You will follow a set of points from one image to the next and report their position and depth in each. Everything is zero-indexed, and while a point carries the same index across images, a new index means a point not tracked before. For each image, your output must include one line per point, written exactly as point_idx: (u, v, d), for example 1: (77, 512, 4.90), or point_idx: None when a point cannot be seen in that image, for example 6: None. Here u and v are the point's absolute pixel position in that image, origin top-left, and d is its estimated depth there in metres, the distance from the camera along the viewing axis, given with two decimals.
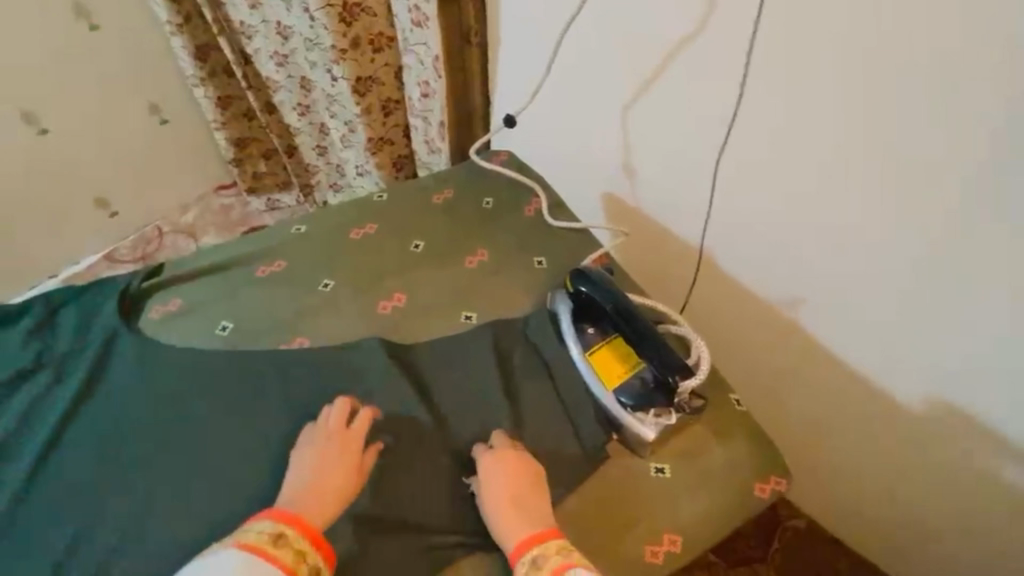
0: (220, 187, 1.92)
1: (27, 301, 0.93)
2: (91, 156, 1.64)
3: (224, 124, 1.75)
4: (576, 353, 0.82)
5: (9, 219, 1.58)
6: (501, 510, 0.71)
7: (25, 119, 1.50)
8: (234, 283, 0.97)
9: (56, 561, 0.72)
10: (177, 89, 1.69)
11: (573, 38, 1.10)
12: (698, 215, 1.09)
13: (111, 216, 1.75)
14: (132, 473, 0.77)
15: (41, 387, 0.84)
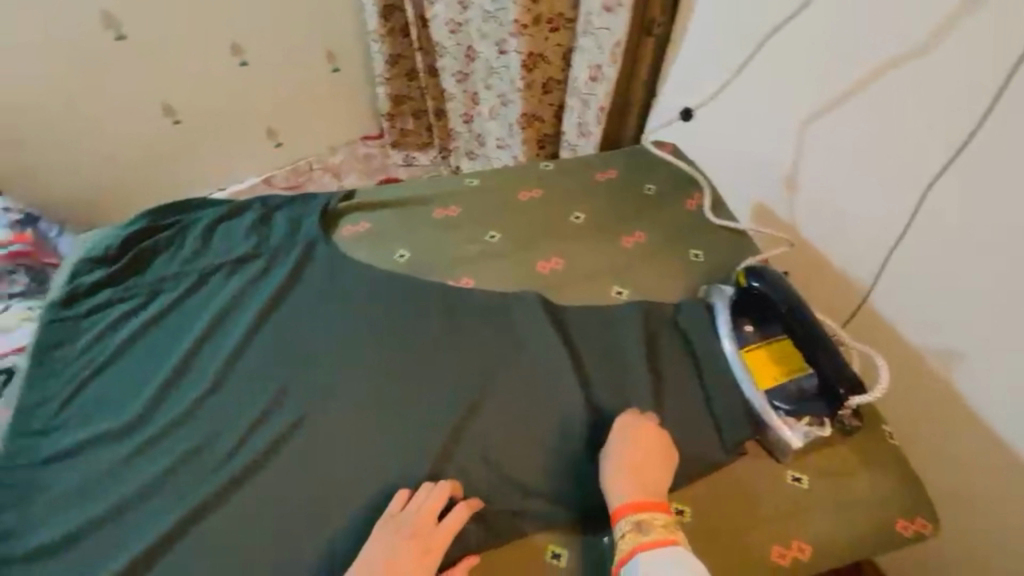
0: (367, 137, 2.27)
1: (247, 203, 1.10)
2: (277, 90, 2.04)
3: (389, 80, 2.13)
4: (730, 349, 0.84)
5: (210, 132, 1.99)
6: (625, 472, 0.74)
7: (233, 49, 1.90)
8: (416, 219, 1.09)
9: (257, 416, 0.82)
10: (355, 50, 2.10)
11: (769, 47, 1.10)
12: (872, 244, 1.03)
13: (277, 146, 2.13)
14: (321, 360, 0.88)
15: (256, 274, 0.99)
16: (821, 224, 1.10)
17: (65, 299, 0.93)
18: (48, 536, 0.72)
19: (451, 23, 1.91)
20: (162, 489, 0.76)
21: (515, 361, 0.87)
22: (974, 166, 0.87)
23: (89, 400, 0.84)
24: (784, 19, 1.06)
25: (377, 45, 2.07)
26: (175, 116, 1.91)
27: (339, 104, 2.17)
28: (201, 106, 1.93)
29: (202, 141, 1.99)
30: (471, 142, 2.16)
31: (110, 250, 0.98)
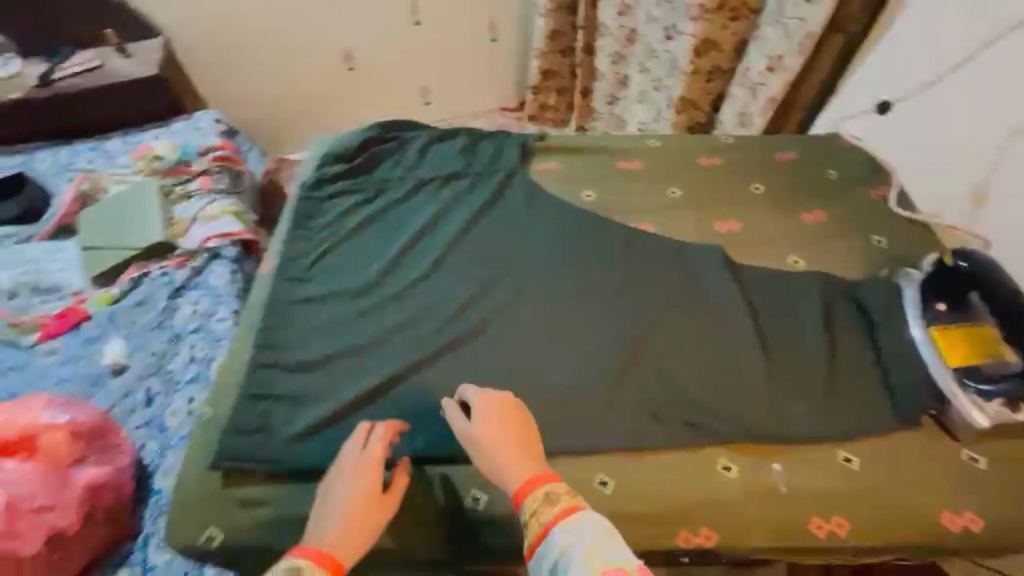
0: (503, 109, 2.58)
1: (453, 131, 1.25)
2: (441, 51, 2.37)
3: (544, 54, 2.31)
4: (919, 325, 0.85)
5: (385, 81, 2.39)
6: (505, 448, 0.70)
7: (411, 10, 2.24)
8: (604, 166, 1.19)
9: (462, 301, 0.95)
10: (515, 26, 2.38)
11: (1002, 44, 1.06)
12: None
13: (425, 105, 2.48)
14: (514, 269, 1.00)
15: (465, 187, 1.13)
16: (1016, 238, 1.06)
17: (314, 182, 1.12)
18: (300, 358, 0.88)
19: (619, 5, 2.03)
20: (390, 341, 0.91)
21: (696, 301, 0.94)
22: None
23: (332, 262, 1.02)
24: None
25: (543, 20, 2.24)
26: (352, 64, 2.31)
27: (488, 69, 2.46)
28: (376, 59, 2.32)
29: (364, 90, 2.39)
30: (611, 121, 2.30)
31: (350, 149, 1.18)
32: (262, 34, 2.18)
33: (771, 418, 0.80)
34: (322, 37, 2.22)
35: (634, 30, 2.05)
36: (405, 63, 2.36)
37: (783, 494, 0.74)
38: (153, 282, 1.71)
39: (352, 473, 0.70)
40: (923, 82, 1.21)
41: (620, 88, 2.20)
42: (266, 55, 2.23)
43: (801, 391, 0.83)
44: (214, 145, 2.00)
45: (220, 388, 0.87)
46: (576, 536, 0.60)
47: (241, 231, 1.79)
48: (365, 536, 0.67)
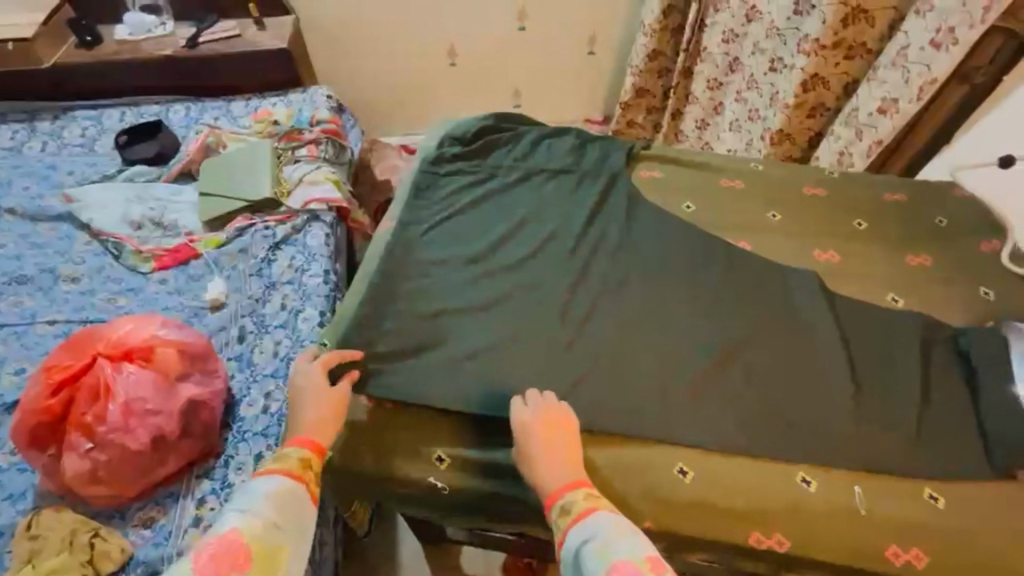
0: (589, 120, 2.64)
1: (564, 129, 1.32)
2: (541, 57, 2.46)
3: (641, 72, 2.36)
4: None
5: (483, 79, 2.50)
6: (546, 460, 0.79)
7: (520, 15, 2.34)
8: (705, 182, 1.22)
9: (560, 287, 1.01)
10: (616, 43, 2.44)
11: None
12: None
13: (515, 105, 2.59)
14: (611, 264, 1.04)
15: (571, 182, 1.19)
16: None
17: (434, 159, 1.21)
18: (410, 312, 0.97)
19: (727, 32, 2.05)
20: (490, 309, 0.98)
21: (787, 320, 0.95)
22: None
23: (446, 232, 1.10)
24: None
25: (646, 38, 2.28)
26: (454, 59, 2.43)
27: (585, 81, 2.54)
28: (481, 57, 2.44)
29: (460, 87, 2.51)
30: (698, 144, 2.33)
31: (468, 133, 1.26)
32: (379, 22, 2.32)
33: (860, 444, 0.81)
34: (432, 30, 2.35)
35: (737, 58, 2.08)
36: (505, 65, 2.47)
37: (862, 516, 0.76)
38: (256, 233, 1.83)
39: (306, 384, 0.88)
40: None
41: (712, 114, 2.25)
42: (380, 43, 2.38)
43: (895, 425, 0.83)
44: (325, 118, 2.11)
45: (337, 328, 0.97)
46: (593, 533, 0.70)
47: (339, 199, 1.89)
48: (333, 424, 0.85)
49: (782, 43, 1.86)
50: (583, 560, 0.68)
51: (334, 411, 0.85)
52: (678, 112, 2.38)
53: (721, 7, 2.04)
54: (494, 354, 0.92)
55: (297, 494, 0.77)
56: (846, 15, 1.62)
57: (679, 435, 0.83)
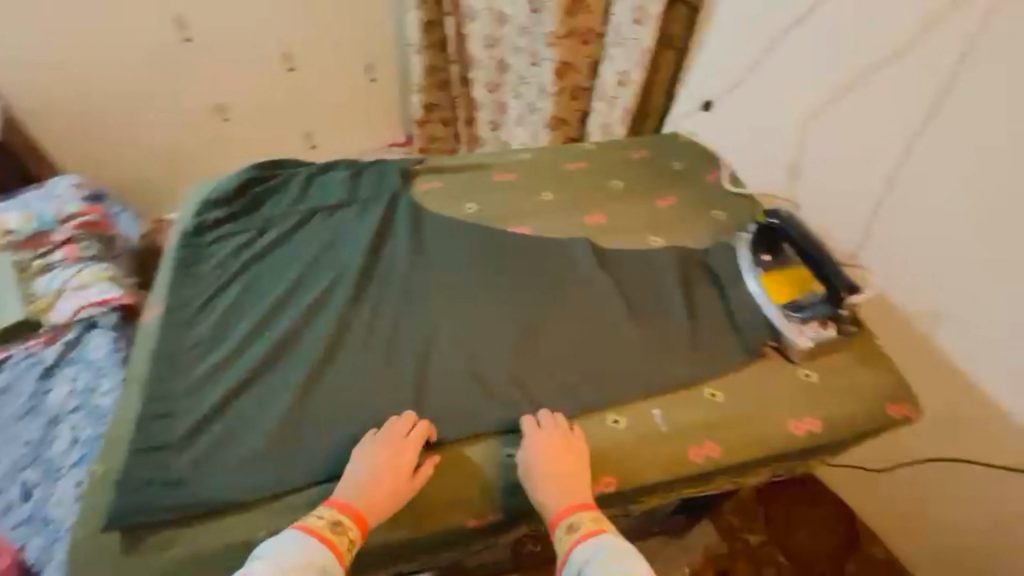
0: (394, 143, 2.59)
1: (335, 164, 1.30)
2: (320, 93, 2.37)
3: (423, 89, 2.43)
4: (749, 274, 1.02)
5: (264, 129, 2.35)
6: (553, 481, 0.80)
7: (284, 57, 2.24)
8: (481, 181, 1.29)
9: (365, 325, 0.99)
10: (393, 63, 2.43)
11: (785, 44, 1.36)
12: (867, 189, 1.28)
13: (311, 147, 2.47)
14: (408, 284, 1.06)
15: (351, 216, 1.18)
16: (824, 202, 1.36)
17: (195, 229, 1.12)
18: (196, 405, 0.88)
19: (486, 39, 2.20)
20: (287, 367, 0.93)
21: (571, 287, 1.05)
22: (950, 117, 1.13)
23: (225, 303, 1.02)
24: (793, 27, 1.33)
25: (417, 57, 2.35)
26: (227, 115, 2.26)
27: (374, 109, 2.51)
28: (257, 107, 2.30)
29: (243, 143, 2.34)
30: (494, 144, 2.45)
31: (227, 192, 1.17)
32: (119, 91, 2.05)
33: (647, 375, 0.93)
34: (190, 89, 2.15)
35: (503, 60, 2.23)
36: (286, 109, 2.35)
37: (663, 434, 0.87)
38: (15, 366, 1.50)
39: (380, 451, 0.81)
40: (738, 75, 1.47)
41: (500, 113, 2.34)
42: (130, 113, 2.10)
43: (670, 346, 0.96)
44: (77, 210, 1.79)
45: (110, 448, 0.84)
46: (593, 554, 0.76)
47: (121, 295, 1.63)
48: (399, 497, 0.80)
49: (533, 37, 2.08)
50: None
51: (397, 485, 0.80)
52: (470, 118, 2.47)
53: (472, 17, 2.18)
54: (303, 414, 0.87)
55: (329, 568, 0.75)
56: (567, 7, 1.88)
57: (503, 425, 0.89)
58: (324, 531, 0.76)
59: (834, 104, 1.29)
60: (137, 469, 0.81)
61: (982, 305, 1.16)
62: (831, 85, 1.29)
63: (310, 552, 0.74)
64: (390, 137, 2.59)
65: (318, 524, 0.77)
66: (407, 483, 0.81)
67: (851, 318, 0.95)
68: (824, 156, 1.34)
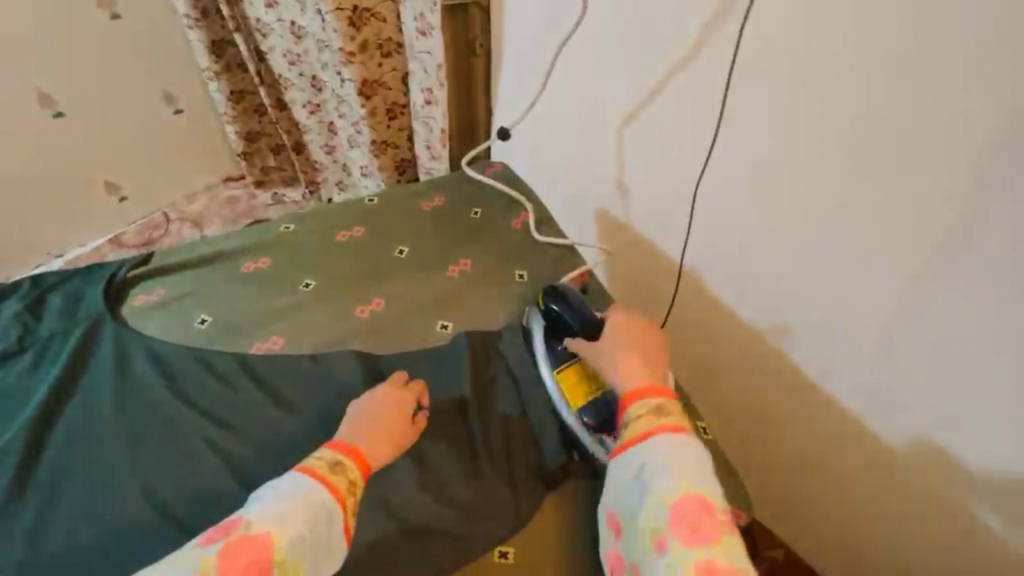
0: (228, 178, 2.08)
1: (16, 285, 0.96)
2: (99, 144, 1.80)
3: (235, 118, 1.91)
4: (546, 372, 0.87)
5: (29, 195, 1.74)
6: (632, 355, 0.79)
7: (42, 99, 1.66)
8: (221, 277, 0.99)
9: (21, 560, 0.71)
10: (195, 85, 1.89)
11: (572, 44, 1.07)
12: (678, 201, 1.05)
13: (121, 200, 1.91)
14: (97, 470, 0.78)
15: (18, 373, 0.86)
16: (659, 218, 1.10)
17: None
18: None
19: (288, 54, 1.71)
20: None
21: (325, 427, 0.82)
22: (740, 113, 0.90)
23: None
24: (575, 21, 1.04)
25: (214, 83, 1.85)
26: None
27: (185, 147, 1.97)
28: (12, 172, 1.69)
29: (9, 222, 1.74)
30: (338, 172, 1.96)
31: None
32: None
33: (405, 548, 0.74)
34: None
35: (318, 76, 1.73)
36: (56, 166, 1.75)
37: None
38: None
39: (374, 402, 0.79)
40: (538, 87, 1.18)
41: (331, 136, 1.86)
42: None
43: (437, 492, 0.78)
44: None
45: None
46: (676, 451, 0.68)
47: None
48: (393, 447, 0.75)
49: (334, 52, 1.59)
50: (650, 474, 0.67)
51: (388, 430, 0.76)
52: (298, 146, 1.97)
53: (263, 31, 1.69)
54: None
55: (329, 502, 0.66)
56: (350, 18, 1.48)
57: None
58: (323, 471, 0.68)
59: (632, 108, 1.04)
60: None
61: (855, 330, 0.92)
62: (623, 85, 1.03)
63: (314, 492, 0.66)
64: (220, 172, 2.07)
65: (316, 466, 0.69)
66: (403, 419, 0.78)
67: None
68: (641, 171, 1.08)
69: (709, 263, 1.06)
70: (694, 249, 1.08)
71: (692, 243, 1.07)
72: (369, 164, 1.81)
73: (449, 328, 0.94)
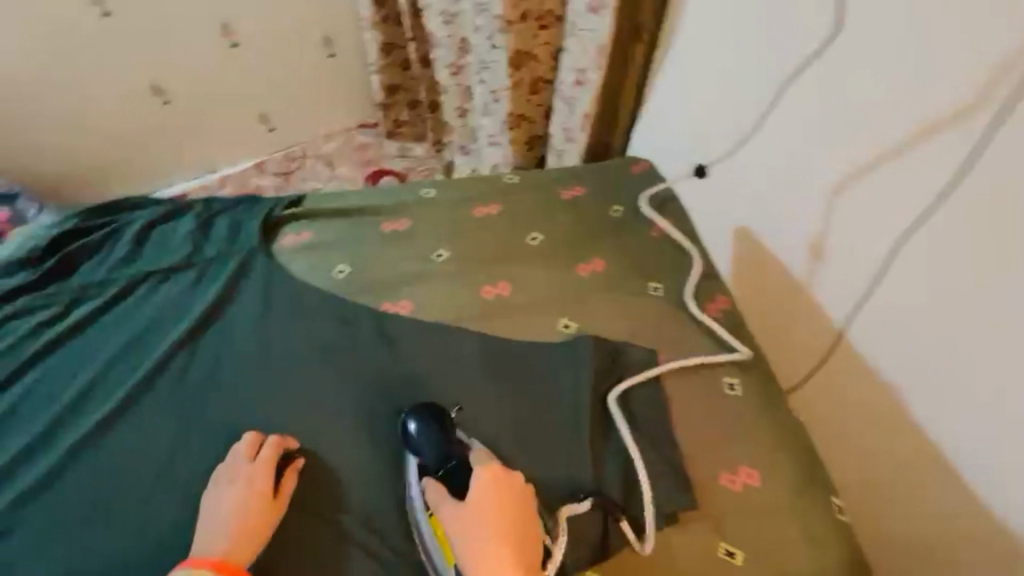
0: (362, 126, 2.17)
1: (190, 204, 1.05)
2: (261, 77, 1.95)
3: (382, 69, 2.00)
4: (419, 516, 0.71)
5: (200, 114, 1.91)
6: (495, 561, 0.64)
7: (224, 30, 1.82)
8: (364, 232, 1.03)
9: (168, 455, 0.78)
10: (352, 33, 1.99)
11: (806, 73, 0.88)
12: (863, 256, 0.86)
13: (269, 131, 2.04)
14: (239, 391, 0.84)
15: (183, 287, 0.94)
16: (825, 267, 0.92)
17: None
18: None
19: (444, 13, 1.72)
20: (44, 510, 0.75)
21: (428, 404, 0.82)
22: (1001, 168, 0.69)
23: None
24: (829, 36, 0.83)
25: (370, 33, 1.92)
26: (166, 97, 1.84)
27: (333, 89, 2.07)
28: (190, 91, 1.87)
29: (171, 138, 1.90)
30: (466, 136, 1.94)
31: (35, 252, 0.94)
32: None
33: None
34: (89, 62, 1.70)
35: (466, 38, 1.74)
36: (224, 92, 1.91)
37: None
38: None
39: (235, 481, 0.73)
40: (746, 126, 0.99)
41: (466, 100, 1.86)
42: (27, 96, 1.68)
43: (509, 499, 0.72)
44: None
45: None
46: None
47: None
48: (259, 536, 0.70)
49: (492, 18, 1.58)
50: None
51: (255, 514, 0.70)
52: (434, 105, 2.00)
53: None
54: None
55: None
56: None
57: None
58: None
59: (850, 149, 0.84)
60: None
61: None
62: (852, 130, 0.83)
63: None
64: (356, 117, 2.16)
65: None
66: (267, 498, 0.72)
67: (750, 473, 0.75)
68: (814, 212, 0.92)
69: (874, 330, 0.86)
70: (863, 319, 0.87)
71: (869, 314, 0.86)
72: (498, 134, 1.78)
73: (574, 327, 0.90)
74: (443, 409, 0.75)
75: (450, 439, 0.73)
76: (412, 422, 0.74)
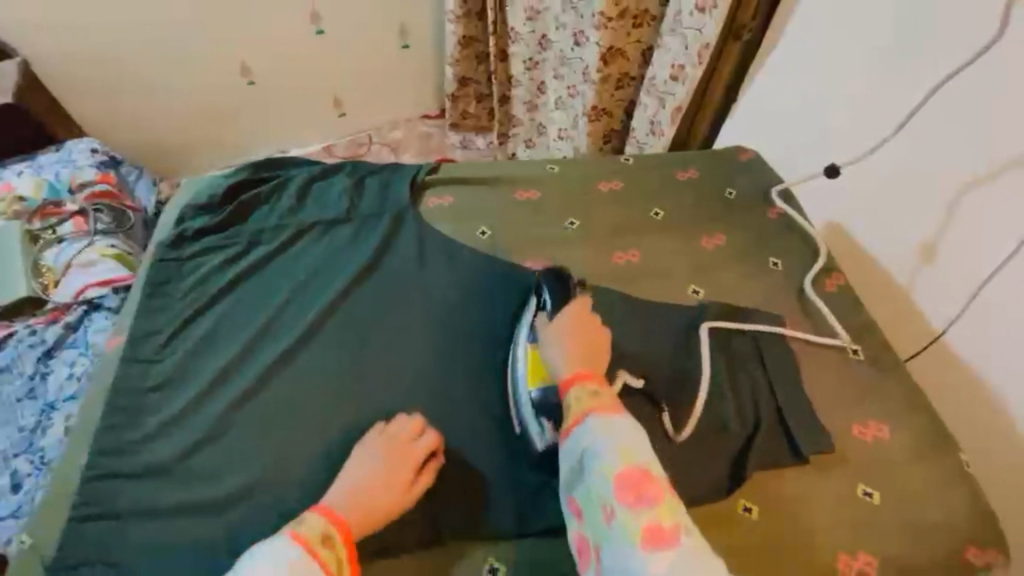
0: (425, 116, 2.27)
1: (340, 165, 1.14)
2: (343, 64, 2.06)
3: (457, 62, 2.05)
4: (520, 344, 0.87)
5: (280, 96, 2.05)
6: (571, 348, 0.80)
7: (313, 18, 1.94)
8: (499, 199, 1.12)
9: (349, 377, 0.87)
10: (429, 26, 2.08)
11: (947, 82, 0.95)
12: (976, 248, 0.94)
13: (339, 116, 2.16)
14: (408, 329, 0.93)
15: (344, 237, 1.03)
16: (930, 256, 1.00)
17: (173, 241, 1.00)
18: (141, 463, 0.78)
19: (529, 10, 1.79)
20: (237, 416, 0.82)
21: None
22: None
23: (194, 338, 0.89)
24: (988, 42, 0.89)
25: (451, 26, 1.99)
26: (250, 78, 1.98)
27: (406, 79, 2.17)
28: (274, 75, 2.01)
29: (258, 113, 2.06)
30: (531, 131, 2.04)
31: (215, 198, 1.05)
32: (106, 48, 1.80)
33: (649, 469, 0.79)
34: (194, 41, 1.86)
35: (546, 35, 1.82)
36: (304, 77, 2.04)
37: None
38: (18, 341, 1.38)
39: (376, 454, 0.77)
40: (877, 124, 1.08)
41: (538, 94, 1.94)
42: (131, 70, 1.85)
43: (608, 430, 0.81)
44: (91, 179, 1.70)
45: (47, 512, 0.74)
46: None
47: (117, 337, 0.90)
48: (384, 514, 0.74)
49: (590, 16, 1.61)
50: None
51: (383, 494, 0.74)
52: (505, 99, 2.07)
53: None
54: (254, 494, 0.76)
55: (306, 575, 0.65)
56: None
57: (464, 530, 0.77)
58: (309, 540, 0.68)
59: (992, 144, 0.90)
60: (80, 546, 0.71)
61: None
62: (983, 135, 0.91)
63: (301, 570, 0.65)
64: (420, 108, 2.25)
65: (303, 532, 0.68)
66: (403, 481, 0.76)
67: (878, 426, 0.84)
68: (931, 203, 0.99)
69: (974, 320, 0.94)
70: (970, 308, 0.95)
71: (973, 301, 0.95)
72: (569, 129, 1.87)
73: (702, 292, 0.99)
74: (569, 275, 0.93)
75: (566, 289, 0.89)
76: (541, 278, 0.91)
